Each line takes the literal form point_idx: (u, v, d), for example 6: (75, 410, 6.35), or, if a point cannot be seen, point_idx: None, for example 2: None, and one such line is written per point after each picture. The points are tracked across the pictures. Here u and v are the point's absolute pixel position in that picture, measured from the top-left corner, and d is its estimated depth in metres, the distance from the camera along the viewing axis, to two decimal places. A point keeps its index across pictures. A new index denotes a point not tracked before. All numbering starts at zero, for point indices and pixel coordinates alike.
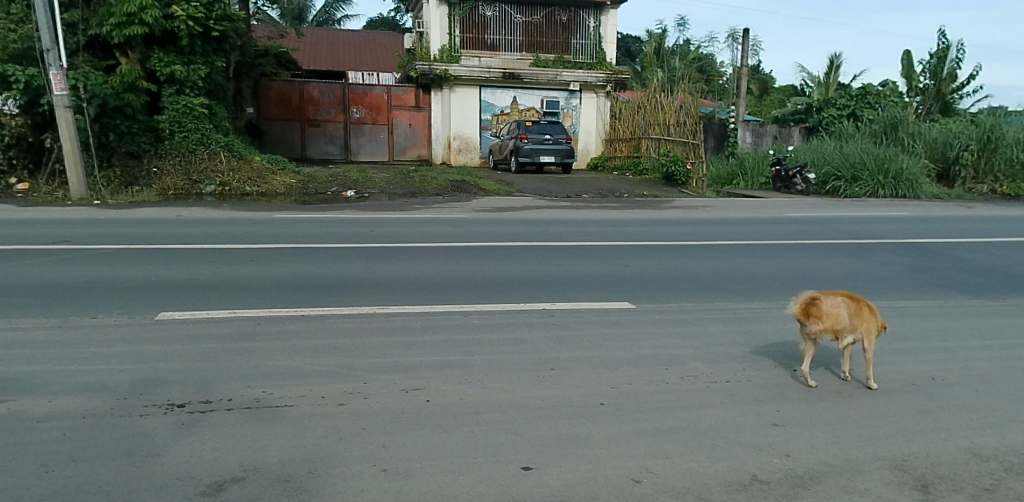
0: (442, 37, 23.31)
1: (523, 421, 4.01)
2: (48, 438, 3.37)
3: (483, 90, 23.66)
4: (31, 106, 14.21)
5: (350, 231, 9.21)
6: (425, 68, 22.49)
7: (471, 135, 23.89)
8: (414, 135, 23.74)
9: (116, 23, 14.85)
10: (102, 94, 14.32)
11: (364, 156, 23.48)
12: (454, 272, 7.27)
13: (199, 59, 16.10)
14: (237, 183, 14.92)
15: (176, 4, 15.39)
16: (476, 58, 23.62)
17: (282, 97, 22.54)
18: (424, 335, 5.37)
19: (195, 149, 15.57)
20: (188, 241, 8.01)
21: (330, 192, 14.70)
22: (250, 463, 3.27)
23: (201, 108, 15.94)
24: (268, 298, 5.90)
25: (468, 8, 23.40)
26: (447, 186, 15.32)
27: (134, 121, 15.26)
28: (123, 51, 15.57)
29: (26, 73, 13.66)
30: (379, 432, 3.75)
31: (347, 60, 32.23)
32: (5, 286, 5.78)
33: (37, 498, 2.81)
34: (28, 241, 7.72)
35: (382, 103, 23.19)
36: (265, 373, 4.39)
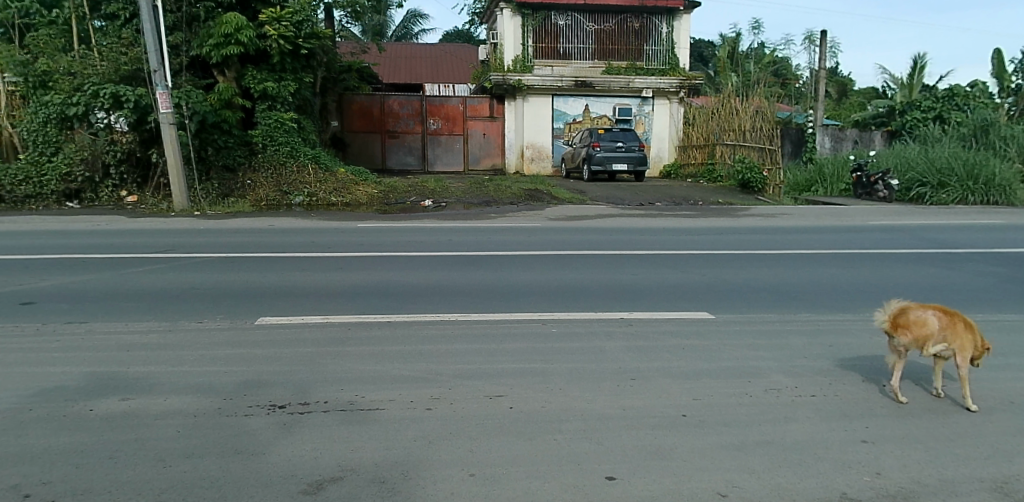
0: (516, 48, 23.55)
1: (607, 430, 3.95)
2: (166, 433, 3.58)
3: (555, 98, 23.73)
4: (139, 124, 15.05)
5: (427, 240, 9.41)
6: (498, 78, 22.75)
7: (544, 143, 23.97)
8: (488, 145, 24.01)
9: (215, 44, 15.73)
10: (202, 111, 15.13)
11: (440, 166, 23.96)
12: (530, 281, 7.26)
13: (289, 75, 16.88)
14: (323, 194, 15.48)
15: (269, 24, 16.28)
16: (548, 67, 23.77)
17: (363, 110, 23.31)
18: (504, 343, 5.38)
19: (285, 161, 16.28)
20: (278, 250, 8.37)
21: (408, 202, 15.08)
22: (347, 464, 3.37)
23: (291, 123, 16.73)
24: (353, 305, 6.06)
25: (540, 18, 23.61)
26: (521, 195, 15.43)
27: (230, 136, 16.12)
28: (220, 70, 16.61)
29: (136, 92, 14.54)
30: (465, 438, 3.77)
31: (424, 73, 33.14)
32: (121, 292, 6.19)
33: (155, 493, 3.00)
34: (141, 250, 8.28)
35: (458, 113, 23.59)
36: (356, 377, 4.50)
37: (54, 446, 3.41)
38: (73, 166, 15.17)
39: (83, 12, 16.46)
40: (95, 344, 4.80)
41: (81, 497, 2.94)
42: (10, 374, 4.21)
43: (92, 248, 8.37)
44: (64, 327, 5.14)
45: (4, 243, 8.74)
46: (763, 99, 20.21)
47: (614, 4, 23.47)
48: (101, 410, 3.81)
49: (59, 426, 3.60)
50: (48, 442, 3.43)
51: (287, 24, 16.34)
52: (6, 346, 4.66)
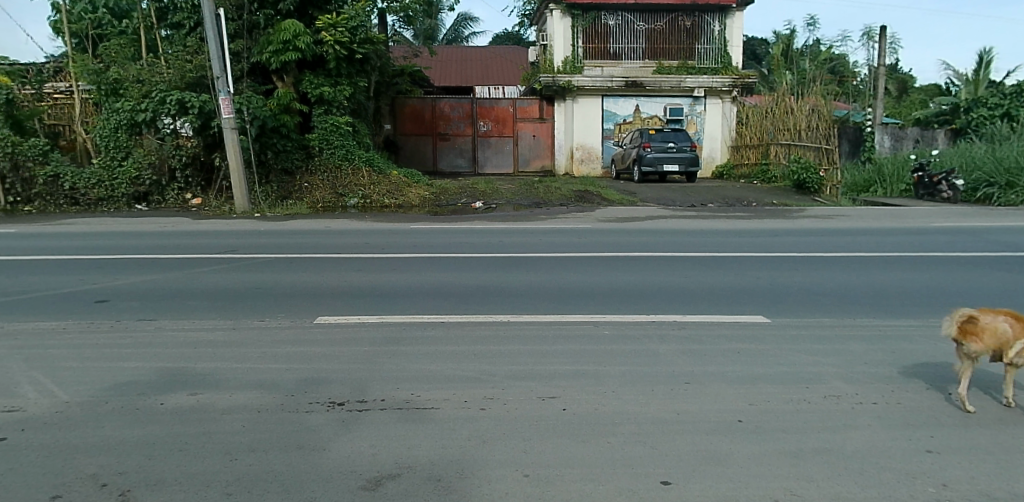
0: (566, 49, 23.45)
1: (661, 434, 3.88)
2: (231, 428, 3.70)
3: (605, 99, 23.59)
4: (203, 129, 15.67)
5: (476, 242, 9.44)
6: (548, 80, 22.74)
7: (594, 144, 23.85)
8: (538, 146, 24.08)
9: (274, 51, 16.22)
10: (262, 116, 15.56)
11: (490, 168, 24.10)
12: (582, 283, 7.19)
13: (345, 80, 17.27)
14: (377, 196, 15.74)
15: (325, 30, 16.62)
16: (598, 68, 23.59)
17: (416, 114, 23.56)
18: (556, 344, 5.34)
19: (341, 164, 16.78)
20: (332, 251, 8.55)
21: (460, 203, 15.22)
22: (404, 462, 3.40)
23: (346, 126, 17.14)
24: (407, 305, 6.12)
25: (590, 19, 23.51)
26: (571, 196, 15.35)
27: (288, 140, 16.59)
28: (279, 76, 17.08)
29: (201, 98, 15.19)
30: (518, 438, 3.75)
31: (474, 76, 33.51)
32: (187, 291, 6.42)
33: (216, 486, 3.09)
34: (206, 251, 8.57)
35: (508, 116, 23.72)
36: (410, 376, 4.55)
37: (127, 437, 3.55)
38: (141, 170, 15.84)
39: (151, 21, 17.26)
40: (163, 340, 4.98)
41: (150, 488, 3.06)
42: (87, 368, 4.42)
43: (161, 249, 8.72)
44: (136, 324, 5.37)
45: (82, 244, 9.20)
46: (819, 98, 19.58)
47: (664, 2, 23.16)
48: (171, 403, 3.96)
49: (133, 418, 3.76)
50: (122, 433, 3.58)
51: (343, 30, 16.67)
52: (85, 342, 4.90)
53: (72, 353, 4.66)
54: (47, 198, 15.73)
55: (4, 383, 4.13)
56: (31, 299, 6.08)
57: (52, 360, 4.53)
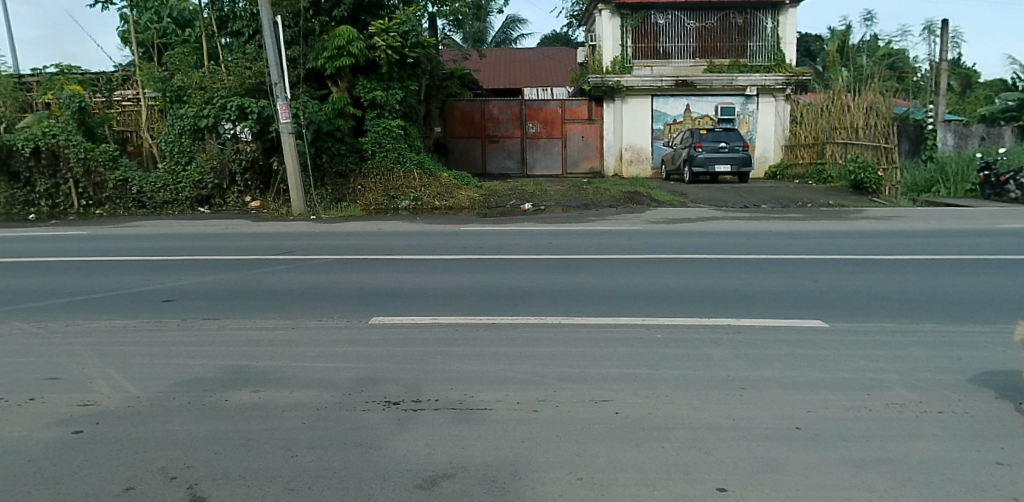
0: (614, 49, 23.31)
1: (716, 440, 3.79)
2: (292, 425, 3.80)
3: (655, 99, 23.27)
4: (262, 134, 16.16)
5: (526, 243, 9.43)
6: (597, 81, 22.63)
7: (643, 145, 23.58)
8: (587, 147, 23.97)
9: (328, 56, 16.59)
10: (317, 120, 15.86)
11: (539, 170, 24.10)
12: (633, 285, 7.10)
13: (396, 84, 17.52)
14: (428, 198, 15.98)
15: (377, 35, 16.94)
16: (648, 68, 23.38)
17: (466, 116, 23.76)
18: (608, 347, 5.28)
19: (393, 167, 17.03)
20: (385, 252, 8.68)
21: (508, 205, 15.25)
22: (457, 462, 3.42)
23: (398, 130, 17.35)
24: (459, 306, 6.15)
25: (639, 18, 23.27)
26: (620, 197, 15.21)
27: (342, 144, 16.97)
28: (334, 81, 17.46)
29: (260, 104, 15.64)
30: (570, 441, 3.72)
31: (522, 77, 33.58)
32: (248, 291, 6.62)
33: (276, 482, 3.17)
34: (264, 252, 8.81)
35: (556, 117, 23.70)
36: (463, 376, 4.58)
37: (194, 431, 3.67)
38: (204, 174, 16.53)
39: (212, 30, 17.83)
40: (227, 338, 5.14)
41: (213, 482, 3.16)
42: (156, 364, 4.60)
43: (222, 250, 9.01)
44: (201, 322, 5.55)
45: (150, 246, 9.59)
46: (877, 95, 19.12)
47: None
48: (235, 400, 4.08)
49: (199, 414, 3.88)
50: (188, 428, 3.71)
51: (395, 35, 16.94)
52: (153, 339, 5.10)
53: (143, 350, 4.85)
54: (116, 201, 16.57)
55: (80, 378, 4.32)
56: (103, 298, 6.36)
57: (124, 357, 4.72)
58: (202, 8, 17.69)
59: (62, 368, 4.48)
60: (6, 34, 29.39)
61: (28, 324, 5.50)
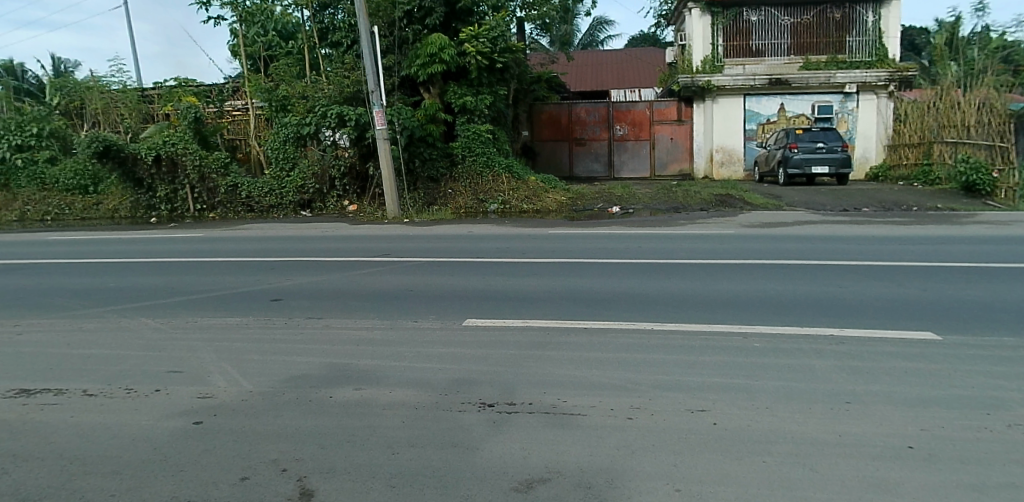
0: (705, 48, 22.77)
1: (823, 457, 3.56)
2: (391, 423, 3.88)
3: (748, 98, 22.52)
4: (359, 139, 16.80)
5: (617, 247, 9.31)
6: (686, 80, 22.10)
7: (735, 146, 22.86)
8: (676, 149, 23.38)
9: (421, 64, 17.12)
10: (410, 126, 16.36)
11: (627, 173, 23.67)
12: (730, 292, 6.85)
13: (486, 89, 17.83)
14: (516, 202, 16.07)
15: (467, 41, 17.22)
16: (740, 66, 22.70)
17: (553, 119, 23.72)
18: (704, 355, 5.11)
19: (483, 171, 17.27)
20: (479, 255, 8.80)
21: (596, 208, 15.20)
22: (553, 466, 3.39)
23: (487, 133, 17.61)
24: (552, 310, 6.13)
25: (731, 16, 22.65)
26: (711, 200, 14.79)
27: (434, 148, 17.27)
28: (426, 88, 17.91)
29: (357, 112, 16.36)
30: (667, 451, 3.61)
31: (609, 79, 33.30)
32: (347, 291, 6.86)
33: (373, 480, 3.23)
34: (363, 254, 9.14)
35: (644, 118, 23.26)
36: (557, 381, 4.55)
37: (302, 426, 3.82)
38: (306, 180, 17.16)
39: (313, 41, 18.63)
40: (330, 337, 5.35)
41: (317, 477, 3.26)
42: (267, 360, 4.83)
43: (325, 252, 9.42)
44: (306, 321, 5.79)
45: (259, 247, 10.17)
46: (991, 90, 17.84)
47: None
48: (339, 397, 4.22)
49: (306, 409, 4.04)
50: (297, 422, 3.87)
51: (485, 40, 17.24)
52: (263, 336, 5.37)
53: (255, 347, 5.12)
54: (227, 205, 17.58)
55: (199, 371, 4.60)
56: (219, 296, 6.76)
57: (239, 352, 4.99)
58: (304, 21, 18.44)
59: (184, 362, 4.79)
60: (133, 50, 31.88)
61: (154, 319, 5.92)
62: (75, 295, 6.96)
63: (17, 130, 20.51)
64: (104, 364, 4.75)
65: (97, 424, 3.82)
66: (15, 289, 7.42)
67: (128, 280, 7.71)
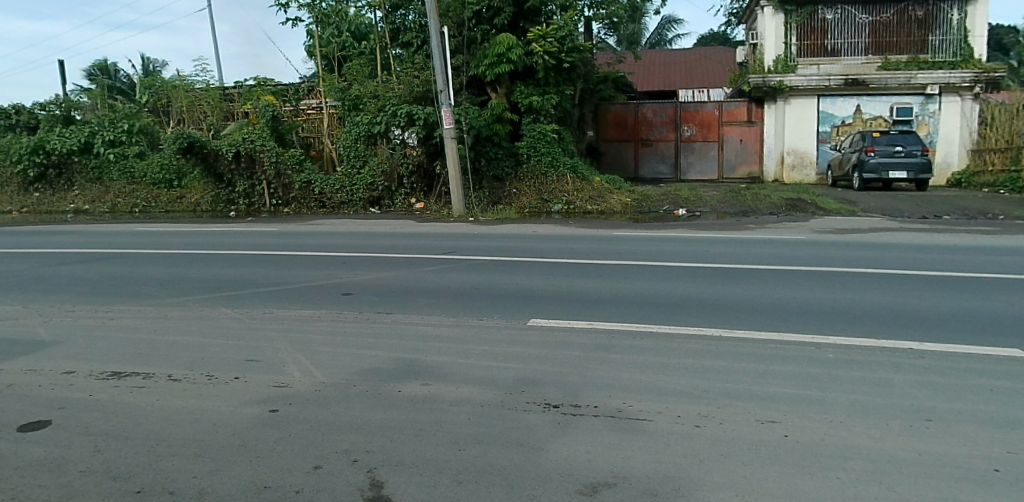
0: (778, 47, 22.13)
1: (904, 474, 3.38)
2: (458, 420, 3.92)
3: (822, 99, 21.72)
4: (427, 138, 17.00)
5: (685, 250, 9.14)
6: (758, 80, 21.46)
7: (807, 149, 22.08)
8: (745, 151, 22.76)
9: (488, 64, 17.18)
10: (477, 126, 16.52)
11: (693, 175, 23.22)
12: (802, 299, 6.63)
13: (552, 89, 17.87)
14: (580, 202, 16.10)
15: (535, 41, 17.33)
16: (814, 66, 21.92)
17: (620, 119, 23.41)
18: (775, 365, 4.95)
19: (547, 172, 17.24)
20: (546, 255, 8.80)
21: (662, 210, 14.98)
22: (618, 471, 3.35)
23: (552, 134, 17.62)
24: (619, 313, 6.06)
25: (805, 14, 21.92)
26: (782, 205, 14.36)
27: (500, 148, 17.35)
28: (493, 87, 18.04)
29: (425, 111, 16.57)
30: (736, 461, 3.50)
31: (677, 79, 32.77)
32: (415, 288, 6.97)
33: (436, 475, 3.25)
34: (432, 251, 9.29)
35: (713, 119, 22.70)
36: (622, 385, 4.49)
37: (372, 418, 3.90)
38: (374, 178, 17.54)
39: (385, 42, 19.01)
40: (399, 332, 5.45)
41: (385, 470, 3.32)
42: (339, 353, 4.96)
43: (396, 249, 9.62)
44: (375, 316, 5.92)
45: (333, 242, 10.45)
46: None
47: None
48: (407, 391, 4.29)
49: (375, 402, 4.12)
50: (367, 414, 3.95)
51: (552, 40, 17.28)
52: (334, 329, 5.50)
53: (327, 339, 5.25)
54: (301, 201, 18.24)
55: (274, 361, 4.76)
56: (294, 289, 6.99)
57: (312, 344, 5.14)
58: (377, 22, 18.79)
59: (260, 351, 4.98)
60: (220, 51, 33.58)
61: (233, 309, 6.18)
62: (163, 284, 7.33)
63: (110, 126, 21.66)
64: (188, 351, 4.98)
65: (180, 408, 4.00)
66: (109, 276, 7.88)
67: (210, 271, 8.06)
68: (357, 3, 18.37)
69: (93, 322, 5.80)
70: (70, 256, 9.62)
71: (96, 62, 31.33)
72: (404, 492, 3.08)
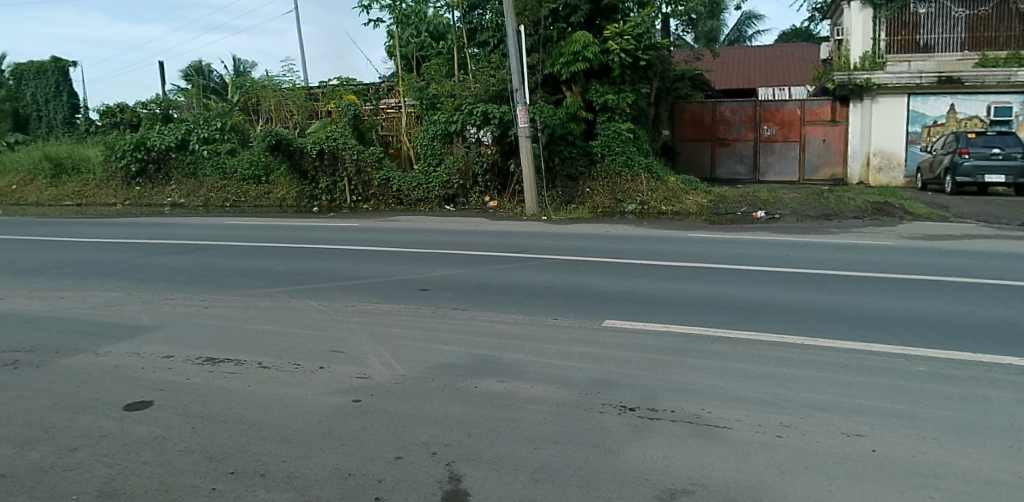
0: (865, 43, 21.03)
1: (1008, 494, 3.15)
2: (534, 418, 3.93)
3: (912, 98, 20.71)
4: (502, 137, 17.15)
5: (765, 254, 8.87)
6: (843, 78, 20.56)
7: (895, 149, 21.01)
8: (829, 152, 21.86)
9: (565, 62, 17.23)
10: (552, 124, 16.47)
11: (772, 176, 22.51)
12: (890, 309, 6.32)
13: (628, 87, 17.65)
14: (655, 203, 15.90)
15: (612, 39, 17.25)
16: (905, 63, 20.74)
17: (696, 119, 23.01)
18: (862, 376, 4.73)
19: (621, 171, 17.06)
20: (621, 256, 8.72)
21: (739, 212, 14.57)
22: (697, 478, 3.26)
23: (627, 133, 17.45)
24: (698, 317, 5.94)
25: (896, 8, 20.71)
26: (867, 208, 13.74)
27: (574, 147, 17.31)
28: (567, 86, 18.02)
29: (501, 110, 16.74)
30: (821, 473, 3.36)
31: (756, 76, 31.82)
32: (491, 285, 7.04)
33: (511, 473, 3.25)
34: (508, 249, 9.35)
35: (795, 118, 21.93)
36: (699, 390, 4.40)
37: (449, 413, 3.97)
38: (451, 175, 17.79)
39: (462, 41, 19.32)
40: (474, 328, 5.52)
41: (462, 464, 3.35)
42: (416, 347, 5.06)
43: (472, 246, 9.75)
44: (452, 312, 6.01)
45: (411, 239, 10.68)
46: None
47: None
48: (483, 388, 4.33)
49: (453, 397, 4.19)
50: (445, 408, 4.02)
51: (629, 38, 17.20)
52: (414, 324, 5.63)
53: (406, 333, 5.37)
54: (380, 198, 18.65)
55: (356, 353, 4.91)
56: (374, 283, 7.19)
57: (391, 338, 5.26)
58: (455, 22, 19.22)
59: (343, 343, 5.14)
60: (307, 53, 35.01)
61: (317, 301, 6.40)
62: (252, 275, 7.68)
63: (204, 124, 22.95)
64: (275, 340, 5.20)
65: (269, 395, 4.17)
66: (206, 266, 8.34)
67: (296, 264, 8.39)
68: (436, 4, 18.91)
69: (190, 309, 6.15)
70: (170, 247, 10.22)
71: (194, 63, 33.26)
72: (483, 487, 3.10)
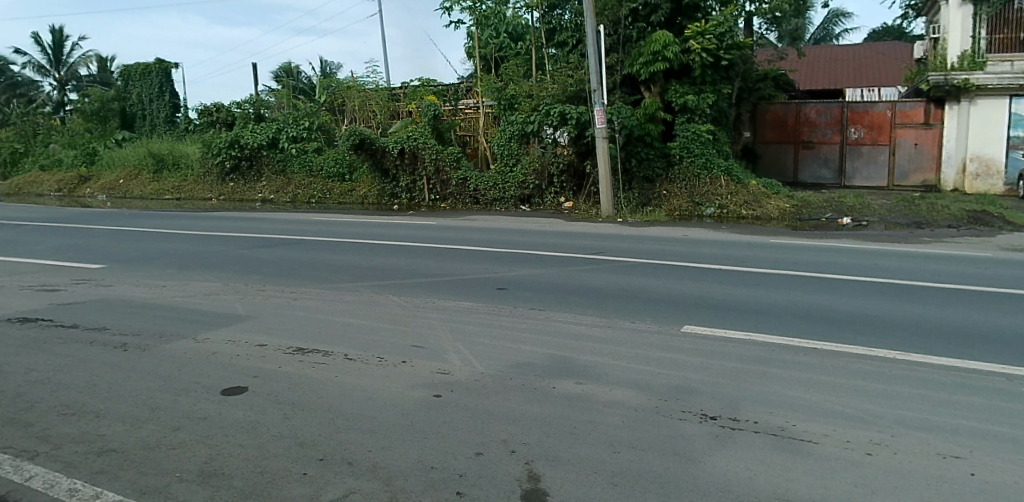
0: (964, 42, 20.05)
1: None
2: (612, 422, 3.92)
3: (1015, 100, 19.36)
4: (578, 138, 17.17)
5: (854, 263, 8.53)
6: (938, 78, 19.50)
7: (994, 154, 19.74)
8: (920, 156, 20.73)
9: (644, 62, 16.97)
10: (630, 125, 16.36)
11: (859, 180, 21.56)
12: (991, 325, 5.94)
13: (709, 88, 17.26)
14: (735, 206, 15.66)
15: (693, 39, 16.81)
16: (1007, 62, 19.57)
17: (778, 120, 22.31)
18: (959, 395, 4.47)
19: (700, 173, 16.75)
20: (701, 261, 8.56)
21: (824, 218, 14.20)
22: (782, 492, 3.17)
23: (706, 135, 16.96)
24: (783, 326, 5.77)
25: None
26: (963, 217, 13.00)
27: (651, 148, 17.08)
28: (646, 87, 17.78)
29: (578, 110, 16.74)
30: (914, 493, 3.21)
31: (843, 76, 30.57)
32: (567, 286, 7.06)
33: (590, 477, 3.25)
34: (587, 251, 9.35)
35: (885, 121, 20.89)
36: (783, 402, 4.27)
37: (528, 412, 4.00)
38: (527, 176, 17.82)
39: (541, 41, 19.30)
40: (552, 329, 5.54)
41: (541, 465, 3.37)
42: (496, 346, 5.12)
43: (552, 246, 9.80)
44: (530, 312, 6.05)
45: (492, 238, 10.81)
46: None
47: None
48: (561, 389, 4.35)
49: (531, 397, 4.22)
50: (524, 408, 4.06)
51: (711, 37, 16.70)
52: (495, 323, 5.71)
53: (486, 332, 5.44)
54: (456, 197, 18.98)
55: (438, 349, 5.01)
56: (454, 281, 7.33)
57: (472, 336, 5.35)
58: (534, 23, 19.19)
59: (425, 339, 5.26)
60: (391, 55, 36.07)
61: (399, 297, 6.58)
62: (338, 270, 7.96)
63: (293, 124, 23.77)
64: (359, 334, 5.37)
65: (355, 386, 4.32)
66: (297, 260, 8.72)
67: (380, 260, 8.65)
68: (516, 5, 18.84)
69: (281, 301, 6.44)
70: (266, 240, 10.76)
71: (284, 64, 34.81)
72: (562, 488, 3.12)
